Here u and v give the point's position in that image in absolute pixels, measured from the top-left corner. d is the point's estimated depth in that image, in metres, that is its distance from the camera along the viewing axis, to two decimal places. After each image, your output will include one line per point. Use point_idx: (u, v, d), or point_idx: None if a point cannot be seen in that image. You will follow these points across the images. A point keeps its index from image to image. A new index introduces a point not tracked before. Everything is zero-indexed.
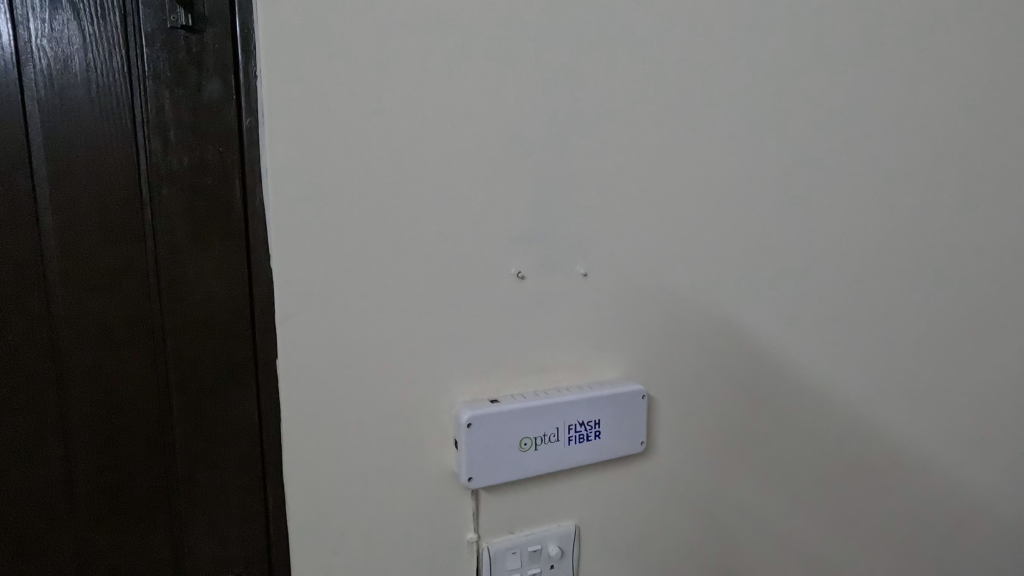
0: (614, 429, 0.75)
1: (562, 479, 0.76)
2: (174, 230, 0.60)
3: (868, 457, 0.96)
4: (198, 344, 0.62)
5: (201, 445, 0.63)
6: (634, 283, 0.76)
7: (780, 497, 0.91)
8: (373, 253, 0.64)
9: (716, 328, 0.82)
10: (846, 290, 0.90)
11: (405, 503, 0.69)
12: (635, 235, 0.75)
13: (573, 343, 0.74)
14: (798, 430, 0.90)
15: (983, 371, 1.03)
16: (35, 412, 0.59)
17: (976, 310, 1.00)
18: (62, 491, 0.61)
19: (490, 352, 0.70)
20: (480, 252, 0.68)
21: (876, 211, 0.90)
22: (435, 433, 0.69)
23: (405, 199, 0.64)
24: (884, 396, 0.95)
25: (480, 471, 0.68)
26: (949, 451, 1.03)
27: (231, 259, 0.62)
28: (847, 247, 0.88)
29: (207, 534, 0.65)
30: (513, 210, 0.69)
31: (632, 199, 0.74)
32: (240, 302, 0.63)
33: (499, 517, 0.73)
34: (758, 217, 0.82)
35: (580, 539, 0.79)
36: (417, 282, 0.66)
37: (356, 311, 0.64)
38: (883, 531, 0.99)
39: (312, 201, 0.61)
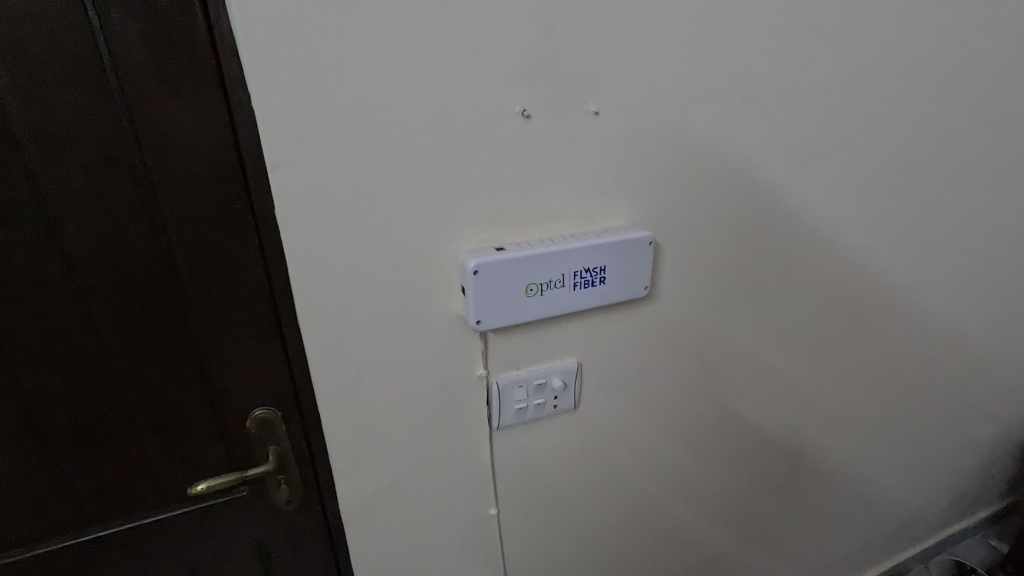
0: (619, 275, 0.76)
1: (566, 322, 0.79)
2: (137, 66, 0.53)
3: (861, 298, 0.99)
4: (191, 196, 0.60)
5: (214, 296, 0.65)
6: (648, 123, 0.70)
7: (773, 337, 0.96)
8: (362, 89, 0.58)
9: (729, 172, 0.78)
10: (871, 128, 0.84)
11: (417, 344, 0.73)
12: (653, 65, 0.67)
13: (580, 189, 0.71)
14: (798, 275, 0.91)
15: (989, 215, 1.02)
16: (42, 266, 0.59)
17: (997, 148, 0.96)
18: (89, 340, 0.64)
19: (494, 199, 0.68)
20: (481, 87, 0.62)
21: (919, 34, 0.80)
22: (442, 280, 0.70)
23: (392, 21, 0.56)
24: (890, 241, 0.95)
25: (488, 315, 0.70)
26: (940, 291, 1.06)
27: (208, 100, 0.56)
28: (880, 78, 0.81)
29: (236, 374, 0.70)
30: (516, 34, 0.60)
31: (651, 21, 0.65)
32: (226, 149, 0.59)
33: (506, 356, 0.78)
34: (790, 42, 0.73)
35: (582, 374, 0.85)
36: (414, 122, 0.61)
37: (350, 155, 0.60)
38: (863, 364, 1.07)
39: (286, 25, 0.53)
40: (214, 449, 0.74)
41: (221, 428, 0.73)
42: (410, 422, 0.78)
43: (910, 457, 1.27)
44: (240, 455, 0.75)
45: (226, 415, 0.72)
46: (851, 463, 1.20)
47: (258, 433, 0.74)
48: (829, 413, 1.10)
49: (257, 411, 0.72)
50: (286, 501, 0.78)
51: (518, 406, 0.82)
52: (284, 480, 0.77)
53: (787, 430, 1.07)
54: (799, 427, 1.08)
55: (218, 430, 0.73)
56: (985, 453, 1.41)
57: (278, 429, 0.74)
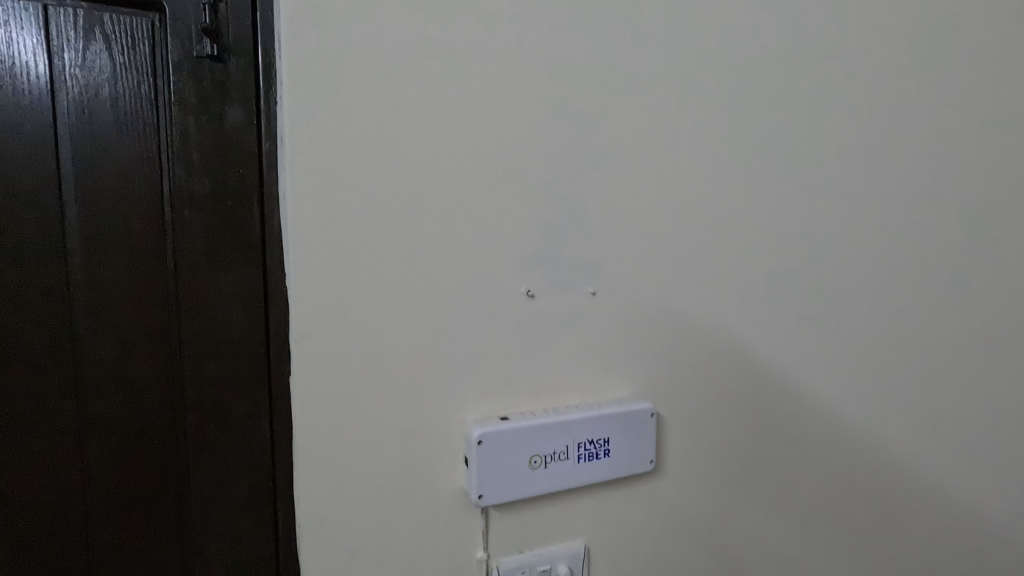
0: (623, 448, 0.75)
1: (571, 498, 0.76)
2: (194, 250, 0.62)
3: (879, 478, 0.95)
4: (214, 362, 0.63)
5: (214, 463, 0.64)
6: (643, 303, 0.77)
7: (792, 519, 0.90)
8: (386, 272, 0.65)
9: (723, 348, 0.82)
10: (854, 309, 0.90)
11: (416, 521, 0.69)
12: (643, 254, 0.76)
13: (583, 361, 0.75)
14: (808, 451, 0.89)
15: (992, 393, 1.02)
16: (53, 428, 0.60)
17: (984, 328, 1.00)
18: (76, 508, 0.61)
19: (500, 370, 0.71)
20: (491, 271, 0.70)
21: (882, 230, 0.90)
22: (446, 450, 0.70)
23: (418, 219, 0.66)
24: (894, 416, 0.95)
25: (490, 488, 0.68)
26: (961, 472, 1.02)
27: (249, 278, 0.63)
28: (854, 265, 0.89)
29: (218, 552, 0.65)
30: (523, 230, 0.71)
31: (639, 220, 0.76)
32: (255, 321, 0.64)
33: (508, 536, 0.73)
34: (765, 236, 0.83)
35: (590, 560, 0.78)
36: (430, 300, 0.67)
37: (368, 328, 0.65)
38: (896, 555, 0.98)
39: (328, 221, 0.63)
40: None
41: None
42: None
43: None
44: None
45: None
46: None
47: None
48: None
49: None
50: None
51: None
52: None
53: None
54: None
55: None
56: None
57: None
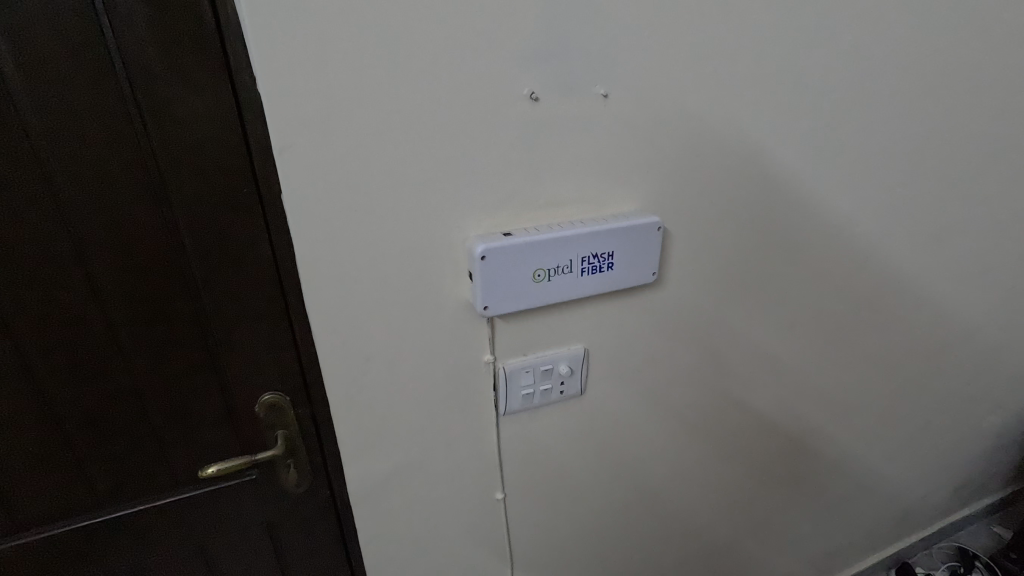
0: (627, 261, 0.75)
1: (573, 308, 0.79)
2: (142, 49, 0.53)
3: (870, 287, 0.98)
4: (197, 181, 0.60)
5: (223, 282, 0.65)
6: (658, 107, 0.69)
7: (782, 323, 0.95)
8: (368, 71, 0.57)
9: (740, 158, 0.77)
10: (884, 111, 0.83)
11: (425, 330, 0.73)
12: (664, 47, 0.66)
13: (589, 173, 0.70)
14: (807, 261, 0.90)
15: (1002, 200, 1.01)
16: (49, 252, 0.59)
17: (1010, 131, 0.94)
18: (98, 326, 0.64)
19: (502, 184, 0.67)
20: (489, 68, 0.61)
21: (935, 13, 0.78)
22: (449, 265, 0.70)
23: (401, 1, 0.55)
24: (900, 227, 0.94)
25: (495, 301, 0.70)
26: (950, 279, 1.05)
27: (213, 84, 0.56)
28: (895, 59, 0.79)
29: (244, 359, 0.70)
30: (526, 15, 0.59)
31: (662, 2, 0.64)
32: (232, 134, 0.58)
33: (513, 342, 0.78)
34: (803, 21, 0.71)
35: (589, 360, 0.85)
36: (421, 105, 0.60)
37: (357, 139, 0.59)
38: (870, 353, 1.06)
39: (292, 6, 0.52)
40: (223, 432, 0.74)
41: (230, 413, 0.73)
42: (418, 406, 0.78)
43: (917, 445, 1.26)
44: (250, 439, 0.76)
45: (235, 400, 0.73)
46: (857, 450, 1.19)
47: (267, 418, 0.74)
48: (836, 401, 1.09)
49: (266, 396, 0.73)
50: (294, 484, 0.79)
51: (525, 392, 0.82)
52: (293, 463, 0.78)
53: (794, 417, 1.07)
54: (806, 414, 1.08)
55: (228, 415, 0.73)
56: (991, 441, 1.40)
57: (287, 413, 0.74)
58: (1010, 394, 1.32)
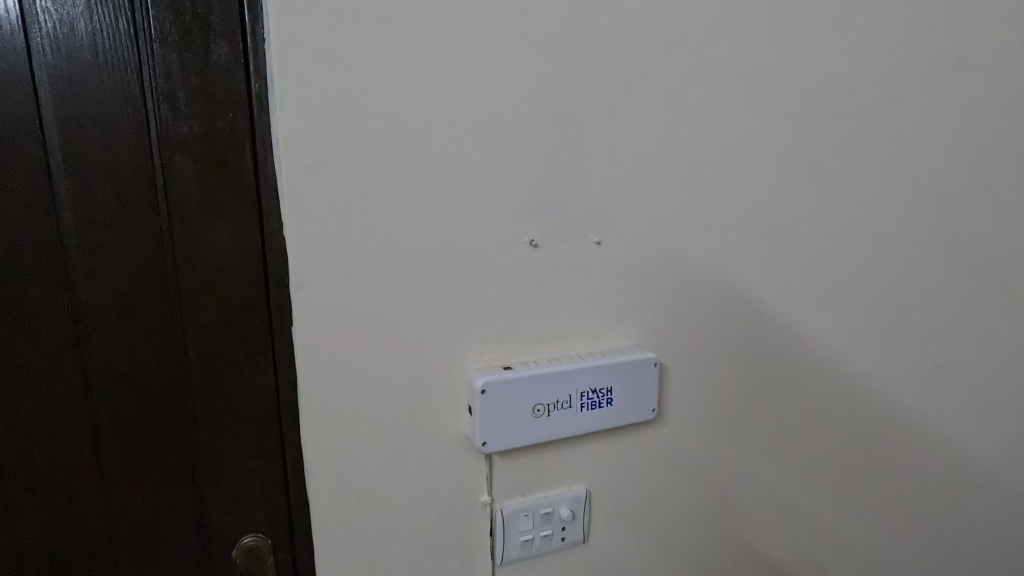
0: (626, 396, 0.76)
1: (573, 445, 0.77)
2: (187, 198, 0.60)
3: (876, 426, 0.97)
4: (214, 313, 0.63)
5: (221, 411, 0.65)
6: (648, 253, 0.76)
7: (790, 463, 0.92)
8: (384, 221, 0.63)
9: (728, 299, 0.81)
10: (862, 258, 0.88)
11: (421, 467, 0.71)
12: (650, 203, 0.74)
13: (586, 310, 0.74)
14: (808, 398, 0.90)
15: (994, 342, 1.03)
16: (58, 377, 0.61)
17: (991, 277, 0.99)
18: (88, 453, 0.63)
19: (503, 320, 0.71)
20: (494, 219, 0.68)
21: (895, 176, 0.88)
22: (450, 399, 0.70)
23: (419, 165, 0.64)
24: (896, 365, 0.95)
25: (494, 436, 0.69)
26: (957, 420, 1.03)
27: (245, 228, 0.62)
28: (864, 213, 0.87)
29: (229, 496, 0.67)
30: (527, 176, 0.68)
31: (646, 167, 0.73)
32: (254, 271, 0.63)
33: (512, 481, 0.75)
34: (775, 181, 0.80)
35: (591, 503, 0.80)
36: (430, 249, 0.66)
37: (369, 278, 0.64)
38: (888, 499, 1.01)
39: (324, 168, 0.60)
40: None
41: (205, 557, 0.68)
42: (407, 554, 0.73)
43: None
44: None
45: (213, 542, 0.68)
46: None
47: (244, 564, 0.69)
48: (859, 553, 1.01)
49: (246, 539, 0.68)
50: None
51: (524, 539, 0.77)
52: None
53: (815, 571, 0.98)
54: (828, 568, 0.99)
55: (201, 558, 0.68)
56: None
57: (265, 559, 0.69)
58: None
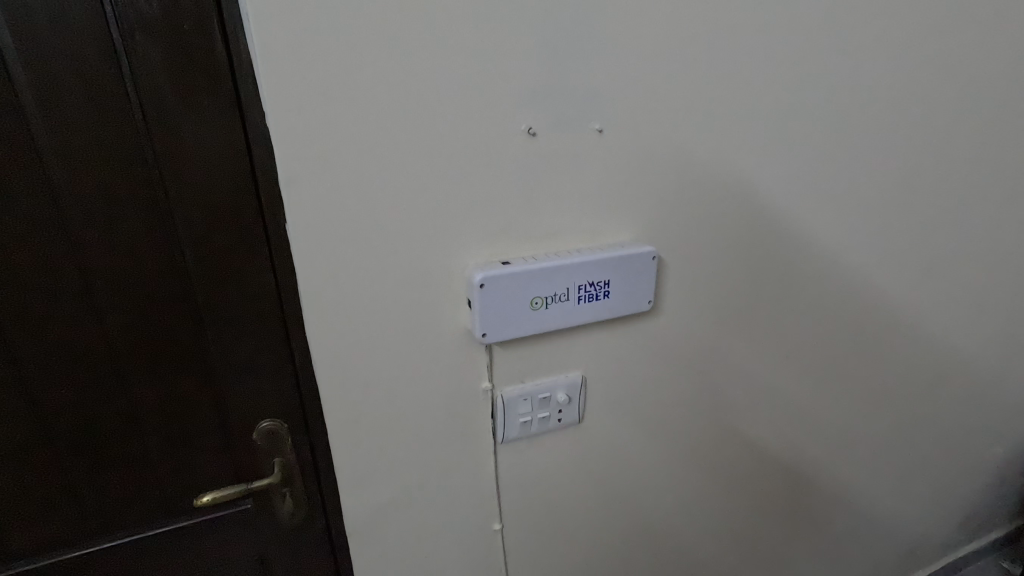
0: (623, 290, 0.77)
1: (570, 336, 0.80)
2: (157, 86, 0.55)
3: (865, 316, 0.99)
4: (204, 210, 0.61)
5: (225, 310, 0.66)
6: (651, 143, 0.72)
7: (778, 352, 0.95)
8: (371, 109, 0.59)
9: (731, 191, 0.79)
10: (872, 146, 0.85)
11: (423, 358, 0.74)
12: (655, 87, 0.69)
13: (585, 204, 0.72)
14: (802, 290, 0.91)
15: (991, 232, 1.02)
16: (57, 277, 0.61)
17: (997, 165, 0.97)
18: (100, 350, 0.65)
19: (500, 214, 0.69)
20: (489, 106, 0.63)
21: (916, 55, 0.82)
22: (449, 293, 0.71)
23: (405, 41, 0.58)
24: (892, 257, 0.96)
25: (494, 328, 0.71)
26: (944, 310, 1.06)
27: (223, 118, 0.58)
28: (880, 96, 0.82)
29: (243, 386, 0.70)
30: (524, 57, 0.62)
31: (653, 45, 0.67)
32: (240, 166, 0.60)
33: (511, 370, 0.79)
34: (790, 61, 0.74)
35: (587, 388, 0.85)
36: (422, 140, 0.62)
37: (359, 171, 0.61)
38: (867, 384, 1.06)
39: (301, 48, 0.55)
40: (219, 459, 0.74)
41: (227, 440, 0.74)
42: (415, 434, 0.78)
43: (919, 476, 1.25)
44: (246, 468, 0.76)
45: (234, 427, 0.73)
46: (857, 482, 1.18)
47: (265, 445, 0.74)
48: (834, 431, 1.09)
49: (264, 424, 0.73)
50: (289, 514, 0.78)
51: (523, 420, 0.82)
52: (288, 493, 0.77)
53: (792, 447, 1.06)
54: (805, 445, 1.07)
55: (225, 442, 0.74)
56: (992, 474, 1.39)
57: (283, 441, 0.74)
58: (1010, 425, 1.32)
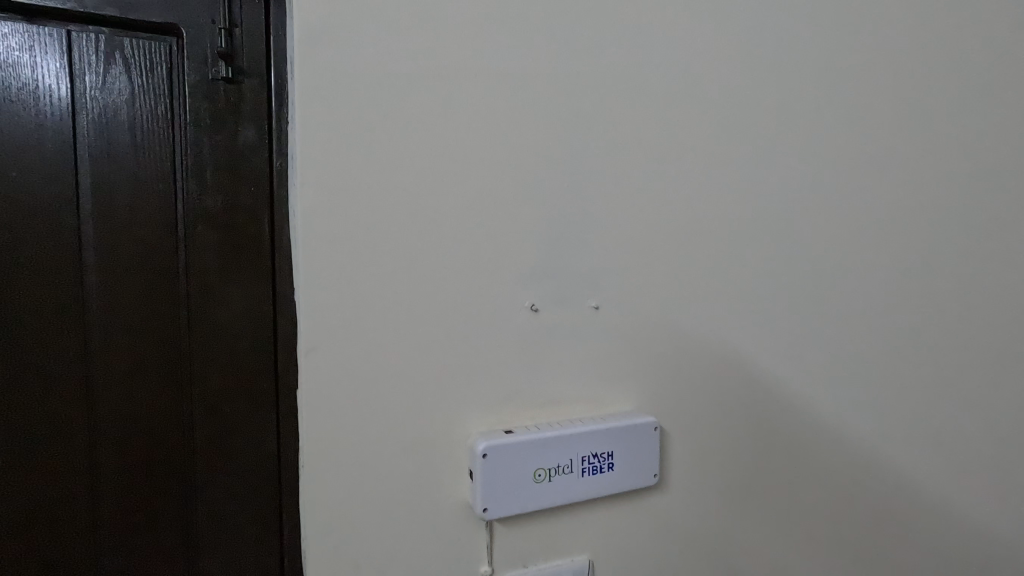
0: (627, 462, 0.76)
1: (575, 512, 0.76)
2: (205, 265, 0.63)
3: (884, 494, 0.95)
4: (222, 374, 0.65)
5: (222, 476, 0.65)
6: (645, 318, 0.78)
7: (797, 533, 0.89)
8: (391, 288, 0.66)
9: (726, 363, 0.83)
10: (856, 322, 0.90)
11: (419, 535, 0.69)
12: (645, 271, 0.77)
13: (586, 374, 0.75)
14: (812, 464, 0.89)
15: (996, 406, 1.02)
16: (63, 440, 0.61)
17: (986, 340, 1.00)
18: (84, 519, 0.62)
19: (505, 383, 0.72)
20: (496, 286, 0.71)
21: (883, 245, 0.91)
22: (451, 464, 0.70)
23: (425, 233, 0.67)
24: (898, 430, 0.95)
25: (495, 502, 0.69)
26: (965, 487, 1.01)
27: (258, 292, 0.65)
28: (856, 277, 0.90)
29: (224, 564, 0.66)
30: (528, 246, 0.72)
31: (641, 237, 0.77)
32: (264, 334, 0.65)
33: (513, 551, 0.73)
34: (765, 249, 0.84)
35: (594, 574, 0.78)
36: (435, 314, 0.68)
37: (374, 342, 0.66)
38: (903, 575, 0.97)
39: (336, 238, 0.64)
40: None
41: None
42: None
43: None
44: None
45: None
46: None
47: None
48: None
49: None
50: None
51: None
52: None
53: None
54: None
55: None
56: None
57: None
58: None
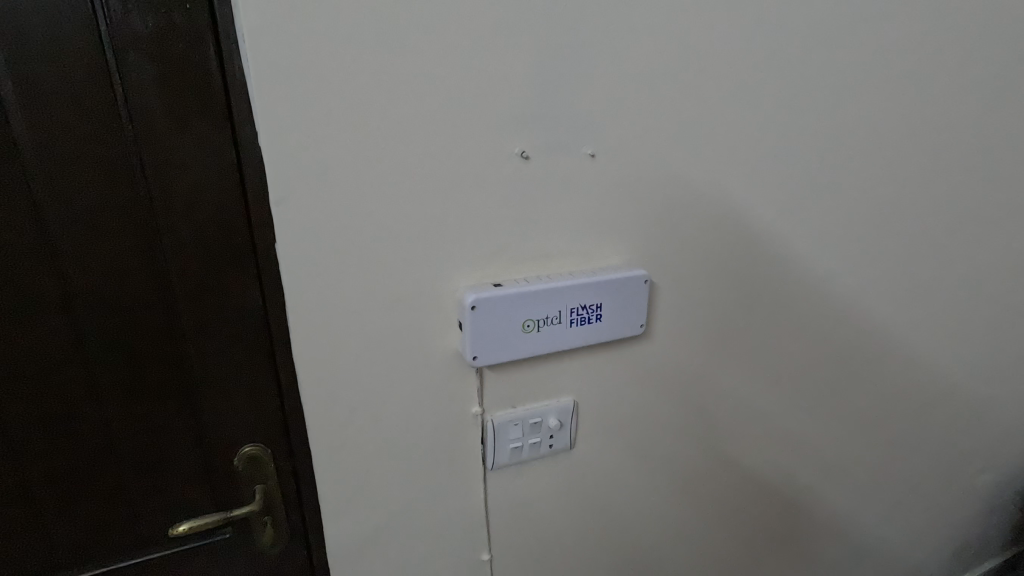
0: (616, 313, 0.77)
1: (561, 360, 0.79)
2: (149, 103, 0.55)
3: (855, 342, 0.99)
4: (191, 227, 0.61)
5: (210, 329, 0.65)
6: (642, 168, 0.73)
7: (769, 377, 0.95)
8: (364, 131, 0.60)
9: (721, 217, 0.80)
10: (858, 174, 0.87)
11: (412, 382, 0.72)
12: (646, 114, 0.70)
13: (578, 227, 0.73)
14: (793, 315, 0.92)
15: (975, 260, 1.04)
16: (37, 295, 0.59)
17: (981, 192, 0.98)
18: (78, 371, 0.63)
19: (493, 237, 0.69)
20: (483, 130, 0.64)
21: (901, 89, 0.84)
22: (440, 316, 0.70)
23: (398, 66, 0.58)
24: (881, 283, 0.96)
25: (485, 351, 0.70)
26: (933, 335, 1.06)
27: (216, 136, 0.58)
28: (866, 126, 0.84)
29: (225, 408, 0.69)
30: (517, 83, 0.63)
31: (644, 74, 0.68)
32: (230, 183, 0.60)
33: (501, 394, 0.78)
34: (779, 91, 0.76)
35: (578, 414, 0.84)
36: (415, 162, 0.63)
37: (350, 192, 0.61)
38: (858, 410, 1.06)
39: (296, 70, 0.55)
40: (197, 488, 0.72)
41: (206, 466, 0.71)
42: (402, 460, 0.76)
43: (914, 503, 1.24)
44: (225, 496, 0.73)
45: (213, 452, 0.70)
46: (851, 510, 1.17)
47: (246, 471, 0.72)
48: (826, 460, 1.08)
49: (246, 448, 0.71)
50: (270, 543, 0.76)
51: (513, 446, 0.80)
52: (269, 521, 0.75)
53: (785, 475, 1.05)
54: (798, 473, 1.06)
55: (204, 468, 0.71)
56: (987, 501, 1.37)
57: (266, 466, 0.72)
58: (1006, 453, 1.31)
